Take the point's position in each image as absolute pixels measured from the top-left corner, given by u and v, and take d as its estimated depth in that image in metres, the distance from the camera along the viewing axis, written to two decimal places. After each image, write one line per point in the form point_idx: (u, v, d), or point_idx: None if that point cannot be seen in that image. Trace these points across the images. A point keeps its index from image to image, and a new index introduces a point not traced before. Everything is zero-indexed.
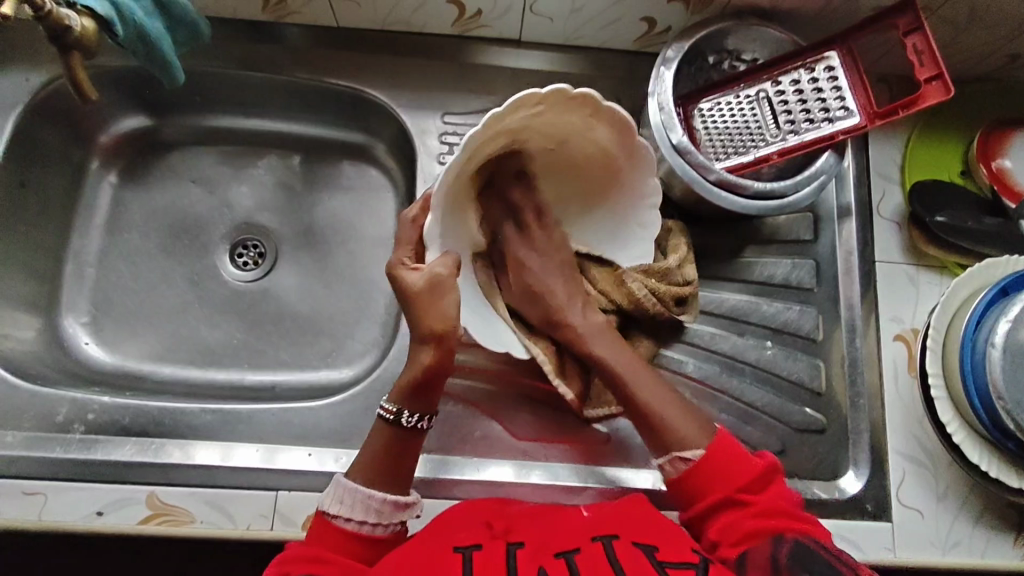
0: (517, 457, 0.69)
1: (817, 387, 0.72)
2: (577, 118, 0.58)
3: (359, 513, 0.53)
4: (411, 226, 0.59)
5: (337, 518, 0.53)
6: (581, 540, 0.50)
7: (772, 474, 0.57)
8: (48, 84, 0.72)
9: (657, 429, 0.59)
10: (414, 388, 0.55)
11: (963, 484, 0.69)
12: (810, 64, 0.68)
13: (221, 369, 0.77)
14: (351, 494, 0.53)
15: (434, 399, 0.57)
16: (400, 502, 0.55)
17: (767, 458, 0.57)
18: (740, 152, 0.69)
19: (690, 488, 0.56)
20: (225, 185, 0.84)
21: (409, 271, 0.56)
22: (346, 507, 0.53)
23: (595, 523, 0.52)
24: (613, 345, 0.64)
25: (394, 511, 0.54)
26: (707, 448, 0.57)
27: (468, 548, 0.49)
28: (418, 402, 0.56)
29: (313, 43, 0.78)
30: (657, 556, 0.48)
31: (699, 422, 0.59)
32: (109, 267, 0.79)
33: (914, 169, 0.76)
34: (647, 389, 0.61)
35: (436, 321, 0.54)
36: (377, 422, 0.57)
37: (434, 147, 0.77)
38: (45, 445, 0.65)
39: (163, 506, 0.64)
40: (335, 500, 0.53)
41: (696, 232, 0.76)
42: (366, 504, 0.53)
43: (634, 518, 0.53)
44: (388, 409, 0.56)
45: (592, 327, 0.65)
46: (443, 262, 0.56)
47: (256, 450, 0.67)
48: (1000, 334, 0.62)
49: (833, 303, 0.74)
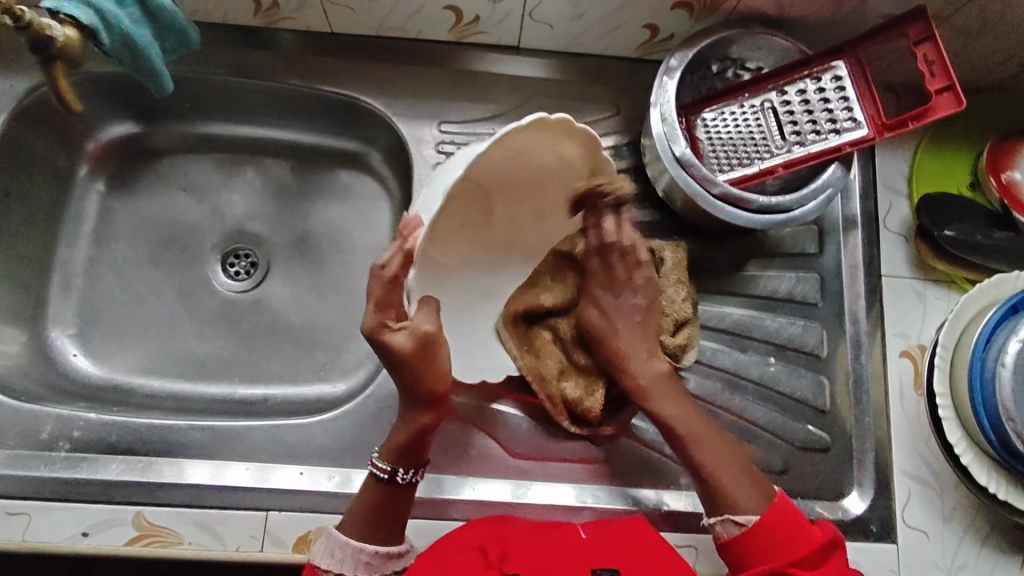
0: (513, 475, 0.67)
1: (821, 404, 0.71)
2: (544, 137, 0.59)
3: (348, 568, 0.52)
4: (386, 281, 0.52)
5: (326, 572, 0.52)
6: (580, 568, 0.48)
7: (830, 549, 0.53)
8: (34, 90, 0.70)
9: (714, 490, 0.57)
10: (411, 445, 0.55)
11: (969, 504, 0.68)
12: (817, 74, 0.66)
13: (212, 382, 0.76)
14: (342, 548, 0.52)
15: (425, 452, 0.57)
16: (394, 552, 0.54)
17: (828, 532, 0.54)
18: (744, 164, 0.67)
19: (742, 554, 0.55)
20: (217, 193, 0.82)
21: (394, 331, 0.52)
22: (336, 561, 0.52)
23: (594, 553, 0.50)
24: (671, 396, 0.62)
25: (385, 563, 0.53)
26: (763, 513, 0.55)
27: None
28: (409, 458, 0.56)
29: (306, 48, 0.76)
30: None
31: (758, 491, 0.57)
32: (97, 278, 0.78)
33: (922, 180, 0.74)
34: (701, 437, 0.60)
35: (435, 380, 0.54)
36: (367, 478, 0.56)
37: (430, 156, 0.75)
38: (29, 463, 0.63)
39: (151, 526, 0.62)
40: (325, 554, 0.52)
41: (698, 244, 0.74)
42: (356, 558, 0.52)
43: (633, 553, 0.51)
44: (381, 467, 0.55)
45: (655, 378, 0.63)
46: (422, 318, 0.53)
47: (246, 469, 0.65)
48: (1011, 353, 0.61)
49: (838, 318, 0.72)
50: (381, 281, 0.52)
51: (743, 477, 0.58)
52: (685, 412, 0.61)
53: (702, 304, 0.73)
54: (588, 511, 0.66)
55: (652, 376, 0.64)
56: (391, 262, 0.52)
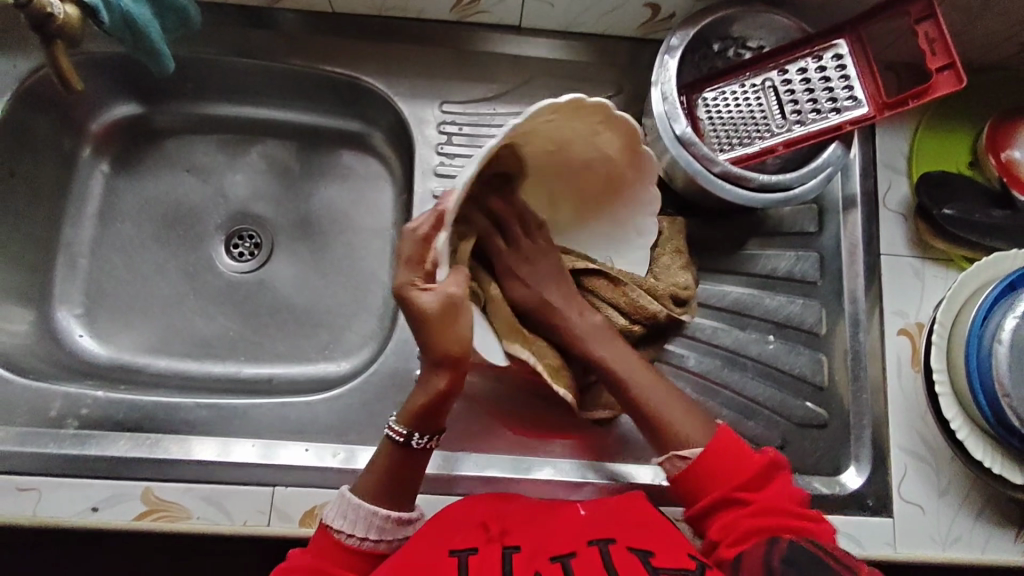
0: (515, 451, 0.68)
1: (820, 381, 0.72)
2: (585, 124, 0.58)
3: (360, 530, 0.53)
4: (419, 240, 0.51)
5: (337, 533, 0.53)
6: (577, 543, 0.50)
7: (775, 470, 0.56)
8: (36, 71, 0.70)
9: (657, 430, 0.59)
10: (424, 412, 0.53)
11: (964, 479, 0.69)
12: (818, 52, 0.66)
13: (217, 362, 0.76)
14: (354, 510, 0.53)
15: (443, 420, 0.55)
16: (403, 518, 0.55)
17: (768, 455, 0.56)
18: (744, 143, 0.67)
19: (689, 486, 0.56)
20: (219, 174, 0.82)
21: (421, 291, 0.51)
22: (348, 523, 0.53)
23: (594, 526, 0.53)
24: (610, 342, 0.63)
25: (397, 528, 0.55)
26: (707, 445, 0.56)
27: (462, 552, 0.50)
28: (426, 425, 0.54)
29: (308, 29, 0.76)
30: (652, 562, 0.48)
31: (701, 421, 0.59)
32: (102, 259, 0.78)
33: (922, 159, 0.74)
34: (635, 379, 0.61)
35: (453, 343, 0.51)
36: (382, 441, 0.56)
37: (432, 136, 0.76)
38: (39, 440, 0.64)
39: (159, 502, 0.63)
40: (338, 515, 0.53)
41: (698, 224, 0.74)
42: (369, 520, 0.53)
43: (633, 521, 0.54)
44: (397, 430, 0.54)
45: (590, 328, 0.63)
46: (452, 280, 0.51)
47: (252, 445, 0.66)
48: (1007, 331, 0.62)
49: (837, 296, 0.73)
50: (414, 240, 0.52)
51: (684, 410, 0.59)
52: (623, 357, 0.62)
53: (702, 283, 0.74)
54: (590, 487, 0.67)
55: (586, 326, 0.63)
56: (422, 222, 0.51)
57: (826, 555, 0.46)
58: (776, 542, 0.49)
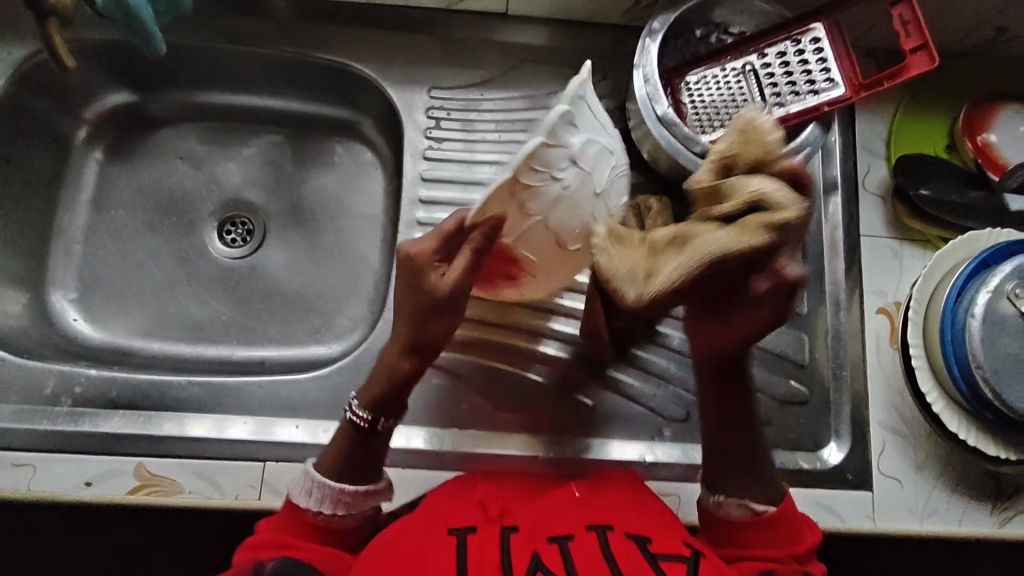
0: (502, 428, 0.70)
1: (801, 359, 0.73)
2: None
3: (327, 508, 0.54)
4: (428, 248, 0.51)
5: (305, 510, 0.54)
6: (575, 527, 0.50)
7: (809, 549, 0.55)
8: (33, 57, 0.72)
9: (744, 472, 0.57)
10: (388, 395, 0.55)
11: (943, 454, 0.70)
12: (796, 36, 0.68)
13: (210, 345, 0.78)
14: (320, 487, 0.54)
15: (404, 403, 0.56)
16: (366, 491, 0.55)
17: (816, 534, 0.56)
18: (726, 124, 0.69)
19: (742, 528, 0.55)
20: (213, 162, 0.83)
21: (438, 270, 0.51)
22: (314, 500, 0.54)
23: (589, 508, 0.52)
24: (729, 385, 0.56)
25: (363, 502, 0.55)
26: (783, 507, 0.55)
27: (461, 530, 0.50)
28: (388, 407, 0.55)
29: (298, 16, 0.77)
30: (650, 548, 0.48)
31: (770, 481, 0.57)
32: (96, 244, 0.79)
33: (901, 142, 0.76)
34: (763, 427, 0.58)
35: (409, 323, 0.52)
36: (343, 423, 0.56)
37: (421, 121, 0.78)
38: (35, 417, 0.66)
39: (151, 477, 0.64)
40: (304, 493, 0.54)
41: (681, 206, 0.76)
42: (335, 499, 0.54)
43: (626, 506, 0.54)
44: (360, 416, 0.55)
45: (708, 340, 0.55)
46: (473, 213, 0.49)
47: (244, 423, 0.68)
48: (980, 305, 0.63)
49: (818, 277, 0.74)
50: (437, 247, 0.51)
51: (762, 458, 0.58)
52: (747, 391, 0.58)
53: None
54: (575, 461, 0.69)
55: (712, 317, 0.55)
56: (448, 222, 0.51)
57: None
58: None
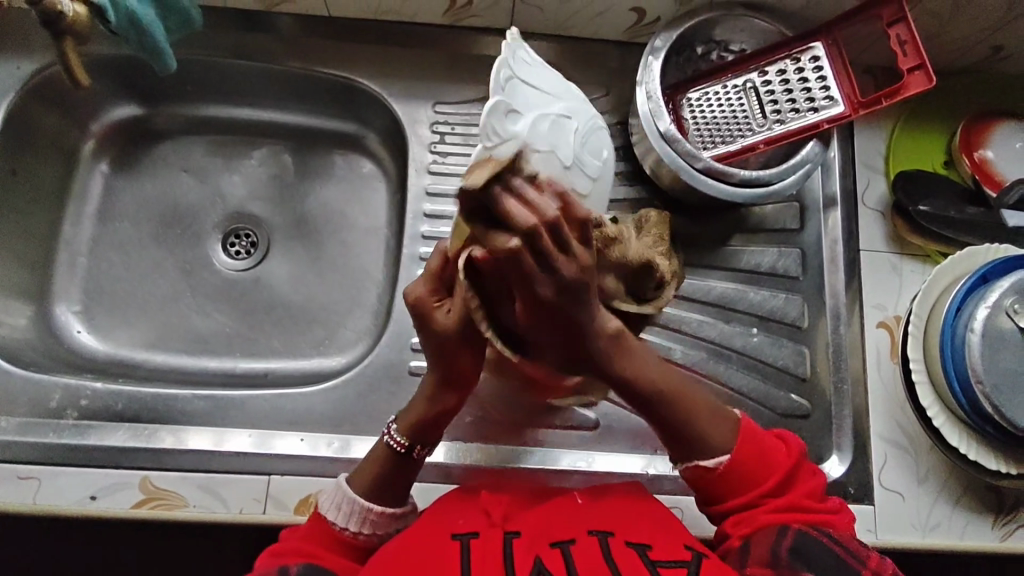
0: (505, 440, 0.71)
1: (802, 373, 0.74)
2: None
3: (354, 524, 0.54)
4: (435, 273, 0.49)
5: (333, 524, 0.54)
6: (576, 531, 0.51)
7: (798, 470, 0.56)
8: (44, 69, 0.73)
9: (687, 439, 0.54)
10: (424, 424, 0.55)
11: (944, 468, 0.71)
12: (796, 55, 0.69)
13: (214, 357, 0.78)
14: (349, 502, 0.55)
15: (441, 432, 0.57)
16: (393, 514, 0.56)
17: (794, 450, 0.57)
18: (727, 141, 0.69)
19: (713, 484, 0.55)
20: (217, 175, 0.84)
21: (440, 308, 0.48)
22: (343, 516, 0.54)
23: (590, 515, 0.53)
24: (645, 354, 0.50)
25: (388, 523, 0.56)
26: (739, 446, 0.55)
27: (465, 535, 0.50)
28: (426, 436, 0.56)
29: (304, 32, 0.78)
30: (650, 555, 0.49)
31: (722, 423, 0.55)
32: (101, 256, 0.80)
33: (899, 158, 0.77)
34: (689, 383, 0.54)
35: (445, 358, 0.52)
36: (380, 442, 0.57)
37: (425, 136, 0.79)
38: (39, 430, 0.66)
39: (157, 490, 0.65)
40: (333, 507, 0.55)
41: (683, 221, 0.77)
42: (363, 516, 0.55)
43: (627, 513, 0.54)
44: (398, 442, 0.56)
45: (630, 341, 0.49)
46: (455, 244, 0.48)
47: (248, 436, 0.68)
48: (979, 320, 0.64)
49: (819, 292, 0.75)
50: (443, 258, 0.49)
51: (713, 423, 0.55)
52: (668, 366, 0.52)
53: (691, 277, 0.76)
54: (577, 475, 0.69)
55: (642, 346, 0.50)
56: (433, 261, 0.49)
57: (845, 554, 0.51)
58: (786, 532, 0.52)
